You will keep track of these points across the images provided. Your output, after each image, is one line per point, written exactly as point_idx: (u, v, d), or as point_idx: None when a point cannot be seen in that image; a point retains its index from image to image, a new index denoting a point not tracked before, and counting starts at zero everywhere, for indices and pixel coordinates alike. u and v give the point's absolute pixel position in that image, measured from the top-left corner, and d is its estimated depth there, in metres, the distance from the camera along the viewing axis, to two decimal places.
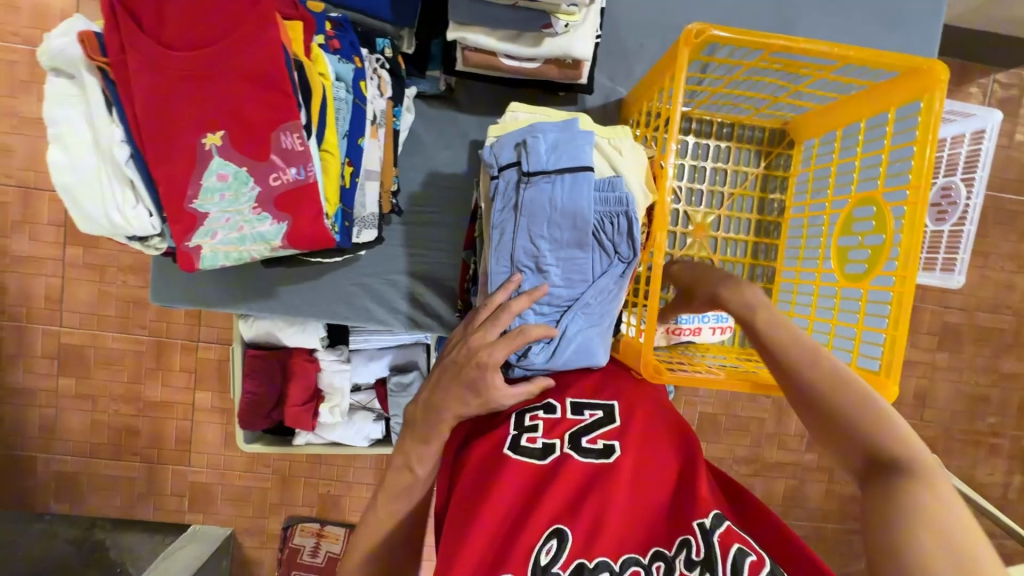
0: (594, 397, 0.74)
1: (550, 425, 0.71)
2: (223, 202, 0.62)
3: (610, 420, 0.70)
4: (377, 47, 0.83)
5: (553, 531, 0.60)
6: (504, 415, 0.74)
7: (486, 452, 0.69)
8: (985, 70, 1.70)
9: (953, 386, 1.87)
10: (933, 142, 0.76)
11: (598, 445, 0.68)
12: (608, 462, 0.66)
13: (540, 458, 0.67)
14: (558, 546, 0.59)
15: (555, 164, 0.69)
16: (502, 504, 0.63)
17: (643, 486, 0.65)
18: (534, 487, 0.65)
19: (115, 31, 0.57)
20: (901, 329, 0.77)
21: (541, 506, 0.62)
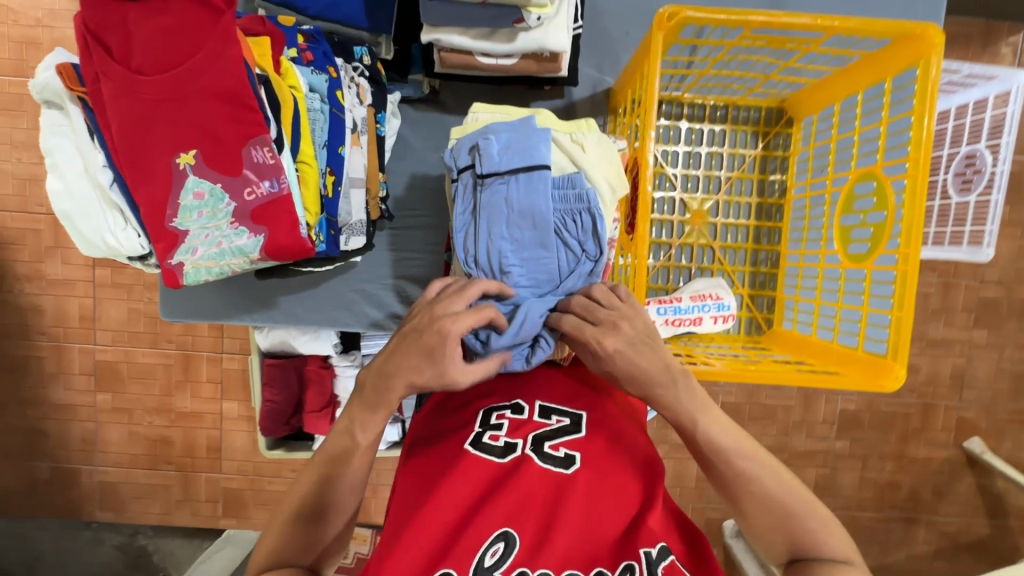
0: (564, 404, 0.72)
1: (516, 425, 0.69)
2: (201, 219, 0.64)
3: (576, 430, 0.69)
4: (354, 55, 0.83)
5: (500, 533, 0.60)
6: (471, 409, 0.72)
7: (448, 448, 0.68)
8: (1012, 28, 1.60)
9: (993, 364, 1.77)
10: (931, 111, 0.72)
11: (560, 452, 0.66)
12: (567, 473, 0.64)
13: (499, 456, 0.66)
14: (504, 549, 0.59)
15: (508, 164, 0.71)
16: (453, 507, 0.62)
17: (599, 503, 0.63)
18: (487, 487, 0.64)
19: (89, 61, 0.59)
20: (907, 308, 0.73)
21: (492, 508, 0.61)
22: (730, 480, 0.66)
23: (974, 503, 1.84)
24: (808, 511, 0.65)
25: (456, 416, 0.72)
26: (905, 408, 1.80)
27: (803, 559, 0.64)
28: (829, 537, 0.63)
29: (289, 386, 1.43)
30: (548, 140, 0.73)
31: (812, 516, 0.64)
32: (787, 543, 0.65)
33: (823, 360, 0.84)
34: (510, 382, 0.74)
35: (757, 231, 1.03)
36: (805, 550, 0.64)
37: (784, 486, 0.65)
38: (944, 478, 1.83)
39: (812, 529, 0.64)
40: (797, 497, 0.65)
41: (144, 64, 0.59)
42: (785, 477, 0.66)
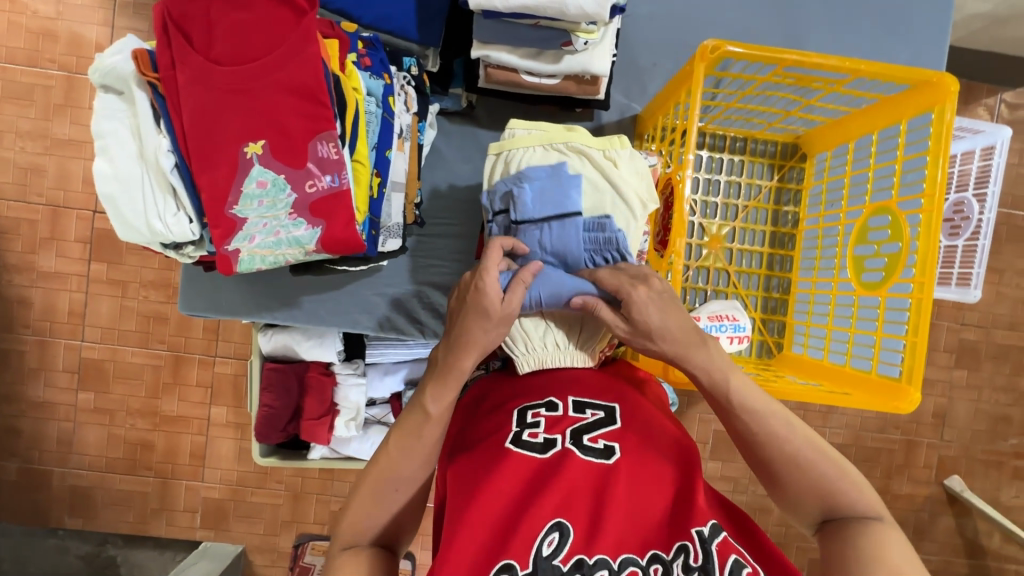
0: (596, 397, 0.73)
1: (552, 421, 0.69)
2: (262, 208, 0.65)
3: (612, 421, 0.69)
4: (403, 64, 0.86)
5: (554, 523, 0.61)
6: (505, 411, 0.73)
7: (486, 449, 0.68)
8: (992, 90, 1.74)
9: (973, 405, 1.84)
10: (945, 153, 0.78)
11: (599, 444, 0.67)
12: (608, 463, 0.65)
13: (540, 452, 0.67)
14: (560, 539, 0.60)
15: (542, 213, 0.78)
16: (498, 506, 0.63)
17: (643, 492, 0.64)
18: (531, 484, 0.64)
19: (167, 47, 0.60)
20: (921, 334, 0.77)
21: (540, 503, 0.62)
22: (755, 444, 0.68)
23: (953, 541, 1.88)
24: (835, 471, 0.66)
25: (492, 418, 0.73)
26: (889, 444, 1.85)
27: (835, 518, 0.65)
28: (857, 494, 0.65)
29: (289, 392, 1.40)
30: (580, 186, 0.79)
31: (839, 475, 0.66)
32: (818, 503, 0.66)
33: (836, 382, 0.87)
34: (541, 381, 0.76)
35: (770, 258, 1.07)
36: (836, 508, 0.65)
37: (811, 445, 0.67)
38: (925, 515, 1.87)
39: (843, 486, 0.65)
40: (824, 457, 0.66)
41: (222, 55, 0.61)
42: (814, 440, 0.67)
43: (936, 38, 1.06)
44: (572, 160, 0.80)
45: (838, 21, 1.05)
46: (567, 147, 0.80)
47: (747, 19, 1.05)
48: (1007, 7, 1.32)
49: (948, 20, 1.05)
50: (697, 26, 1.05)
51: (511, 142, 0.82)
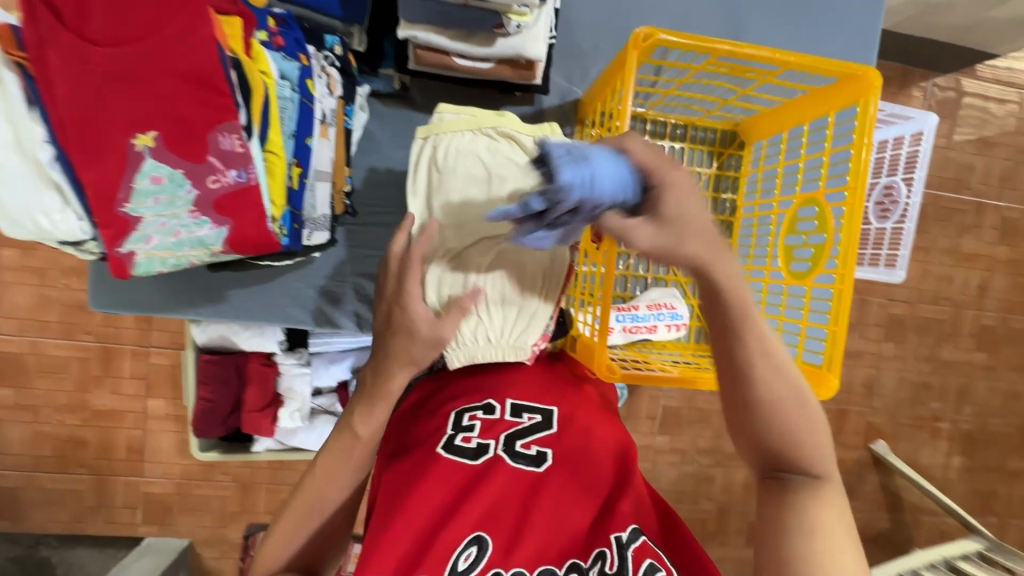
0: (535, 401, 0.74)
1: (487, 425, 0.71)
2: (158, 205, 0.60)
3: (548, 426, 0.71)
4: (326, 43, 0.80)
5: (473, 538, 0.62)
6: (444, 410, 0.74)
7: (420, 454, 0.69)
8: (923, 75, 1.81)
9: (898, 374, 1.97)
10: (869, 145, 0.79)
11: (531, 451, 0.68)
12: (537, 470, 0.66)
13: (470, 459, 0.68)
14: (477, 553, 0.61)
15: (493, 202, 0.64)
16: (424, 513, 0.64)
17: (569, 499, 0.65)
18: (457, 492, 0.65)
19: (32, 23, 0.53)
20: (841, 324, 0.80)
21: (464, 513, 0.63)
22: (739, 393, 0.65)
23: (877, 498, 2.04)
24: (805, 424, 0.64)
25: (432, 418, 0.74)
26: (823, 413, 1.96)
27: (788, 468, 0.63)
28: (813, 447, 0.63)
29: (227, 383, 1.34)
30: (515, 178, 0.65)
31: (804, 425, 0.64)
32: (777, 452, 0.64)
33: None
34: (482, 381, 0.76)
35: None
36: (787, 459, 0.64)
37: (789, 388, 0.65)
38: (853, 477, 2.01)
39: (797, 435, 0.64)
40: (796, 403, 0.64)
41: (100, 34, 0.54)
42: (795, 388, 0.64)
43: (868, 26, 1.07)
44: (500, 145, 0.76)
45: (775, 7, 1.05)
46: (495, 131, 0.76)
47: (688, 2, 1.03)
48: None
49: (879, 9, 1.07)
50: (639, 8, 1.02)
51: (438, 126, 0.78)
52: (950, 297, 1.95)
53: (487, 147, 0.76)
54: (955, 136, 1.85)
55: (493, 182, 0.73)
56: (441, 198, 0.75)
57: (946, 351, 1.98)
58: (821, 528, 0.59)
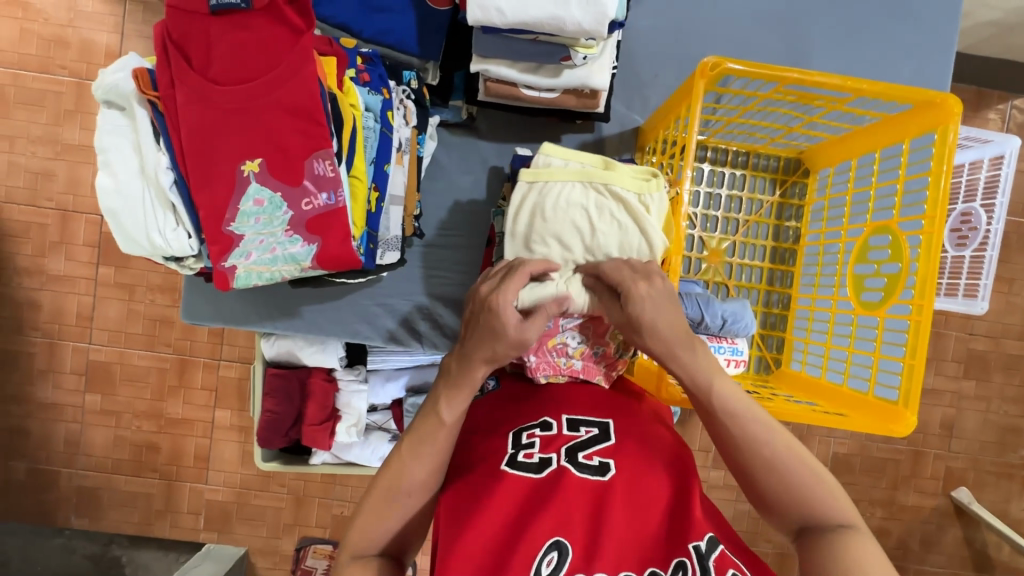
0: (590, 414, 0.74)
1: (547, 441, 0.71)
2: (258, 225, 0.66)
3: (605, 438, 0.71)
4: (403, 78, 0.87)
5: (552, 543, 0.64)
6: (502, 432, 0.74)
7: (482, 472, 0.70)
8: (1004, 97, 1.72)
9: (982, 416, 1.82)
10: (948, 172, 0.77)
11: (594, 461, 0.69)
12: (603, 480, 0.67)
13: (536, 472, 0.69)
14: (559, 558, 0.63)
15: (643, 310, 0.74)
16: (499, 526, 0.66)
17: (638, 504, 0.67)
18: (530, 501, 0.67)
19: (166, 66, 0.61)
20: (919, 358, 0.76)
21: (540, 521, 0.65)
22: (741, 453, 0.68)
23: (960, 552, 1.86)
24: (814, 479, 0.67)
25: (489, 437, 0.74)
26: (896, 454, 1.83)
27: (810, 525, 0.66)
28: (831, 503, 0.66)
29: (291, 398, 1.40)
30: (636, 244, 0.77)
31: (814, 480, 0.67)
32: (794, 512, 0.67)
33: (833, 402, 0.87)
34: (533, 403, 0.77)
35: (771, 273, 1.07)
36: (808, 518, 0.66)
37: (786, 450, 0.68)
38: (932, 526, 1.85)
39: (815, 487, 0.66)
40: (796, 460, 0.67)
41: (220, 75, 0.62)
42: (790, 443, 0.68)
43: (942, 54, 1.05)
44: (608, 202, 0.78)
45: (841, 35, 1.05)
46: (606, 187, 0.78)
47: (749, 33, 1.04)
48: (1018, 15, 1.31)
49: (952, 34, 1.05)
50: (701, 39, 1.05)
51: (547, 172, 0.80)
52: None
53: (593, 201, 0.78)
54: None
55: (592, 240, 0.77)
56: (540, 242, 0.78)
57: None
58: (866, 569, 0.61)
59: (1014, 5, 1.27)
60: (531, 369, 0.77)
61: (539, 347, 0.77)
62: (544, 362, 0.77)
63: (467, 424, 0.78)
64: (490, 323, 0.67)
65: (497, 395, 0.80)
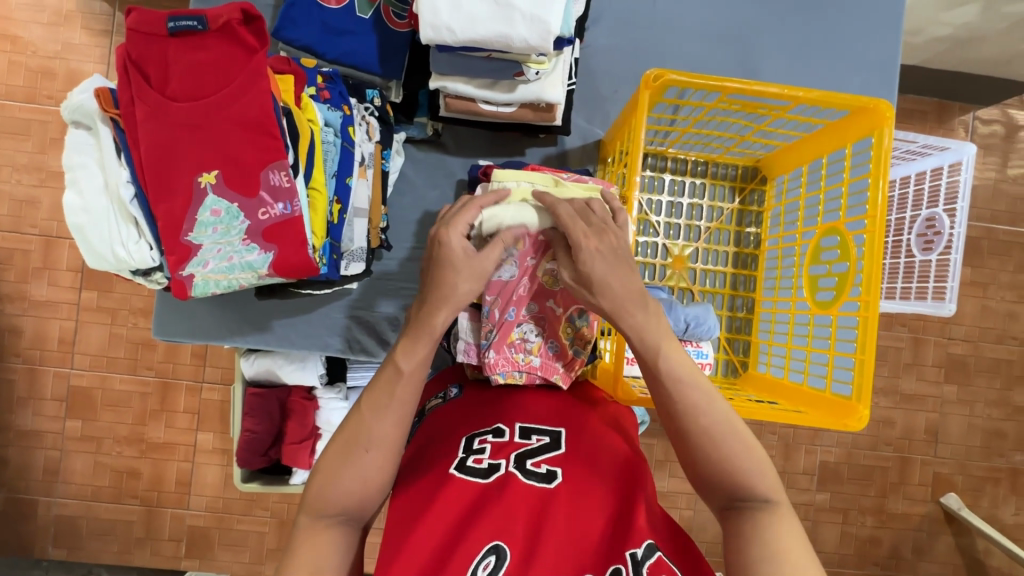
0: (543, 423, 0.76)
1: (497, 448, 0.72)
2: (216, 234, 0.69)
3: (556, 447, 0.72)
4: (366, 96, 0.91)
5: (490, 547, 0.62)
6: (454, 438, 0.75)
7: (431, 478, 0.70)
8: (964, 109, 1.78)
9: (966, 420, 1.83)
10: (886, 174, 0.81)
11: (542, 468, 0.69)
12: (549, 487, 0.68)
13: (482, 477, 0.69)
14: (496, 562, 0.61)
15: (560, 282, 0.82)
16: (439, 530, 0.65)
17: (582, 509, 0.66)
18: (472, 505, 0.67)
19: (126, 85, 0.65)
20: (869, 352, 0.79)
21: (479, 523, 0.64)
22: (681, 415, 0.67)
23: (953, 561, 1.85)
24: (745, 452, 0.65)
25: (443, 443, 0.75)
26: (883, 462, 1.83)
27: (740, 505, 0.63)
28: (760, 476, 0.64)
29: (271, 417, 1.40)
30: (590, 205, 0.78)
31: (747, 454, 0.65)
32: (728, 491, 0.64)
33: (794, 401, 0.89)
34: (488, 411, 0.78)
35: (734, 278, 1.10)
36: (739, 493, 0.64)
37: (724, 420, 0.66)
38: (923, 534, 1.84)
39: (746, 462, 0.64)
40: (732, 433, 0.66)
41: (178, 92, 0.65)
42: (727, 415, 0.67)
43: (888, 66, 1.10)
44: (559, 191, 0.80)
45: (791, 50, 1.09)
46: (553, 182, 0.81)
47: (704, 50, 1.09)
48: (967, 29, 1.37)
49: (897, 47, 1.10)
50: (658, 56, 1.09)
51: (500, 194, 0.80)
52: (1017, 336, 1.82)
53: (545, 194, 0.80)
54: (1007, 169, 1.79)
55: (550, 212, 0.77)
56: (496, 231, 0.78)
57: (1019, 396, 1.83)
58: (785, 548, 0.59)
59: (962, 20, 1.33)
60: (490, 366, 0.80)
61: (499, 342, 0.80)
62: (501, 359, 0.80)
63: (424, 430, 0.79)
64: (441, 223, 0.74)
65: (457, 402, 0.81)
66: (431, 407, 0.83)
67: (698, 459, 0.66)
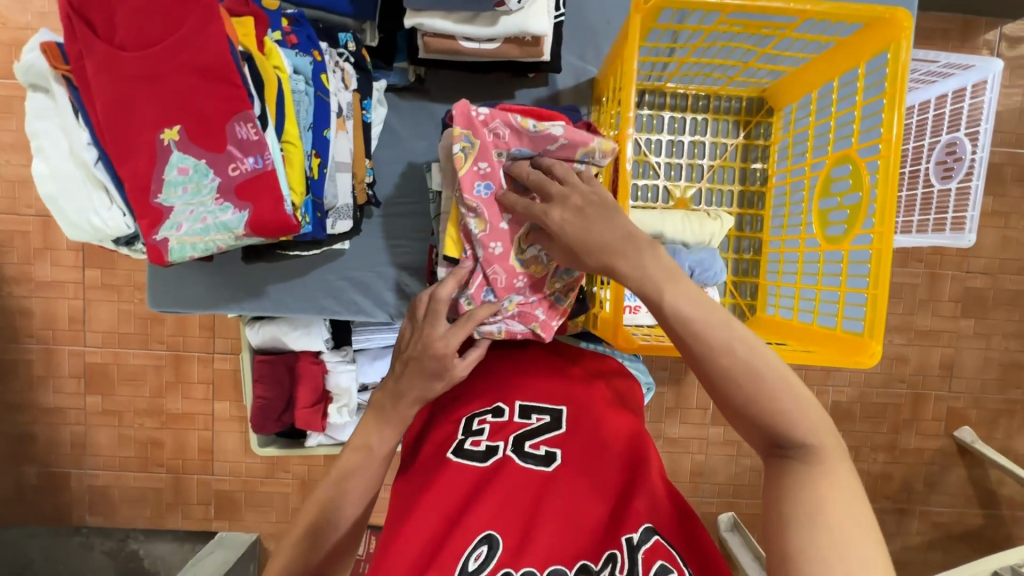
0: (543, 402, 0.75)
1: (496, 429, 0.73)
2: (186, 194, 0.65)
3: (557, 426, 0.72)
4: (339, 41, 0.85)
5: (483, 536, 0.63)
6: (456, 419, 0.77)
7: (432, 462, 0.73)
8: (990, 24, 1.65)
9: (981, 353, 1.79)
10: (902, 102, 0.74)
11: (540, 451, 0.70)
12: (546, 470, 0.68)
13: (480, 462, 0.70)
14: (487, 553, 0.62)
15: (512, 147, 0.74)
16: (436, 516, 0.66)
17: (579, 491, 0.66)
18: (471, 489, 0.68)
19: (72, 38, 0.61)
20: (881, 287, 0.75)
21: (475, 511, 0.64)
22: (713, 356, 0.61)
23: (965, 492, 1.86)
24: (801, 416, 0.58)
25: (446, 424, 0.76)
26: (895, 399, 1.81)
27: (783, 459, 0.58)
28: (817, 441, 0.57)
29: (281, 382, 1.39)
30: None
31: (798, 418, 0.58)
32: (765, 437, 0.59)
33: (804, 341, 0.86)
34: (490, 388, 0.79)
35: (741, 219, 1.06)
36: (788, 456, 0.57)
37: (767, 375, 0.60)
38: (936, 468, 1.84)
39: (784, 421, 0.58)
40: (785, 392, 0.59)
41: (127, 40, 0.62)
42: (785, 373, 0.59)
43: None
44: None
45: None
46: None
47: None
48: None
49: None
50: None
51: None
52: None
53: None
54: None
55: None
56: None
57: None
58: (823, 516, 0.53)
59: None
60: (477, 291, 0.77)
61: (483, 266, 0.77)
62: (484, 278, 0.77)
63: (434, 411, 0.80)
64: (434, 367, 0.72)
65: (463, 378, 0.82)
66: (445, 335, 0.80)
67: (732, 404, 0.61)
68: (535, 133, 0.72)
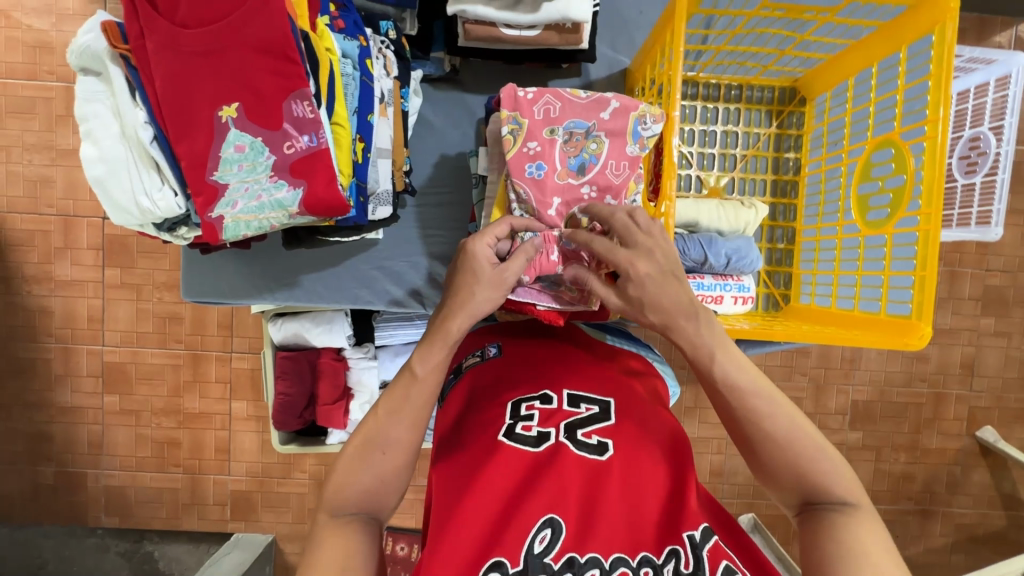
0: (591, 393, 0.75)
1: (546, 415, 0.72)
2: (242, 172, 0.68)
3: (605, 417, 0.71)
4: (381, 29, 0.86)
5: (546, 520, 0.62)
6: (501, 402, 0.75)
7: (476, 445, 0.70)
8: (1008, 22, 1.64)
9: (1003, 352, 1.78)
10: (947, 100, 0.74)
11: (593, 439, 0.68)
12: (601, 458, 0.67)
13: (532, 446, 0.68)
14: (552, 536, 0.61)
15: (562, 122, 0.79)
16: (492, 502, 0.64)
17: (636, 483, 0.65)
18: (524, 475, 0.66)
19: (134, 16, 0.63)
20: (930, 267, 0.74)
21: (535, 496, 0.63)
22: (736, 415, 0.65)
23: (988, 494, 1.83)
24: (818, 452, 0.63)
25: (490, 408, 0.74)
26: (917, 398, 1.79)
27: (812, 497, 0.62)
28: (837, 480, 0.61)
29: (303, 379, 1.34)
30: None
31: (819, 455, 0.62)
32: (794, 481, 0.63)
33: (845, 327, 0.85)
34: (534, 374, 0.78)
35: (775, 208, 1.05)
36: (818, 497, 0.62)
37: (792, 423, 0.64)
38: (958, 468, 1.82)
39: (813, 466, 0.62)
40: (805, 434, 0.63)
41: (187, 18, 0.63)
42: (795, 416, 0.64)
43: None
44: None
45: None
46: None
47: None
48: None
49: None
50: None
51: None
52: None
53: None
54: None
55: None
56: None
57: None
58: (858, 548, 0.57)
59: None
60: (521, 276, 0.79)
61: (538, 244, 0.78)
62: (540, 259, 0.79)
63: (472, 394, 0.78)
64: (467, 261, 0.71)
65: (496, 362, 0.81)
66: (469, 365, 0.83)
67: (763, 458, 0.64)
68: (586, 100, 0.80)
